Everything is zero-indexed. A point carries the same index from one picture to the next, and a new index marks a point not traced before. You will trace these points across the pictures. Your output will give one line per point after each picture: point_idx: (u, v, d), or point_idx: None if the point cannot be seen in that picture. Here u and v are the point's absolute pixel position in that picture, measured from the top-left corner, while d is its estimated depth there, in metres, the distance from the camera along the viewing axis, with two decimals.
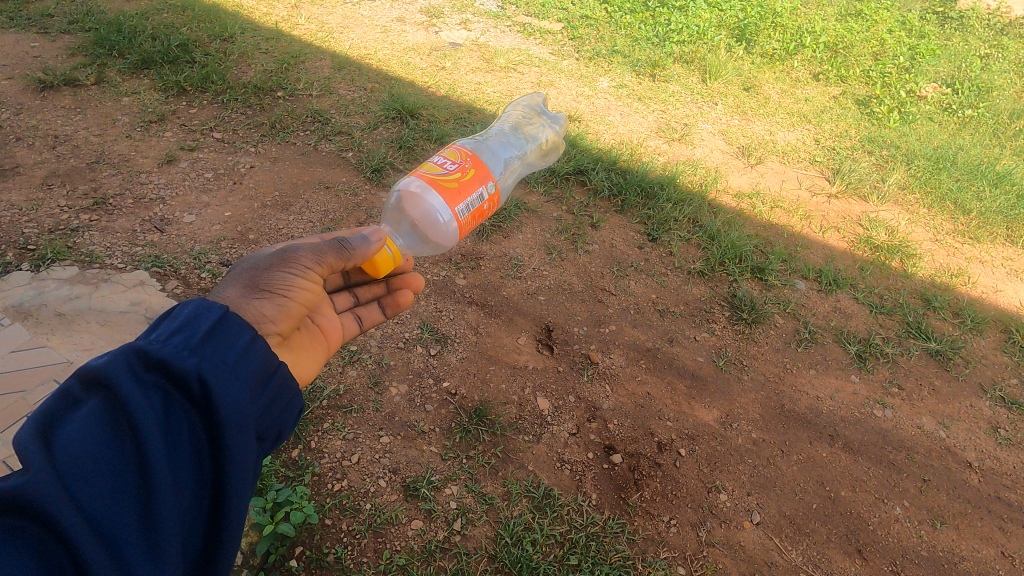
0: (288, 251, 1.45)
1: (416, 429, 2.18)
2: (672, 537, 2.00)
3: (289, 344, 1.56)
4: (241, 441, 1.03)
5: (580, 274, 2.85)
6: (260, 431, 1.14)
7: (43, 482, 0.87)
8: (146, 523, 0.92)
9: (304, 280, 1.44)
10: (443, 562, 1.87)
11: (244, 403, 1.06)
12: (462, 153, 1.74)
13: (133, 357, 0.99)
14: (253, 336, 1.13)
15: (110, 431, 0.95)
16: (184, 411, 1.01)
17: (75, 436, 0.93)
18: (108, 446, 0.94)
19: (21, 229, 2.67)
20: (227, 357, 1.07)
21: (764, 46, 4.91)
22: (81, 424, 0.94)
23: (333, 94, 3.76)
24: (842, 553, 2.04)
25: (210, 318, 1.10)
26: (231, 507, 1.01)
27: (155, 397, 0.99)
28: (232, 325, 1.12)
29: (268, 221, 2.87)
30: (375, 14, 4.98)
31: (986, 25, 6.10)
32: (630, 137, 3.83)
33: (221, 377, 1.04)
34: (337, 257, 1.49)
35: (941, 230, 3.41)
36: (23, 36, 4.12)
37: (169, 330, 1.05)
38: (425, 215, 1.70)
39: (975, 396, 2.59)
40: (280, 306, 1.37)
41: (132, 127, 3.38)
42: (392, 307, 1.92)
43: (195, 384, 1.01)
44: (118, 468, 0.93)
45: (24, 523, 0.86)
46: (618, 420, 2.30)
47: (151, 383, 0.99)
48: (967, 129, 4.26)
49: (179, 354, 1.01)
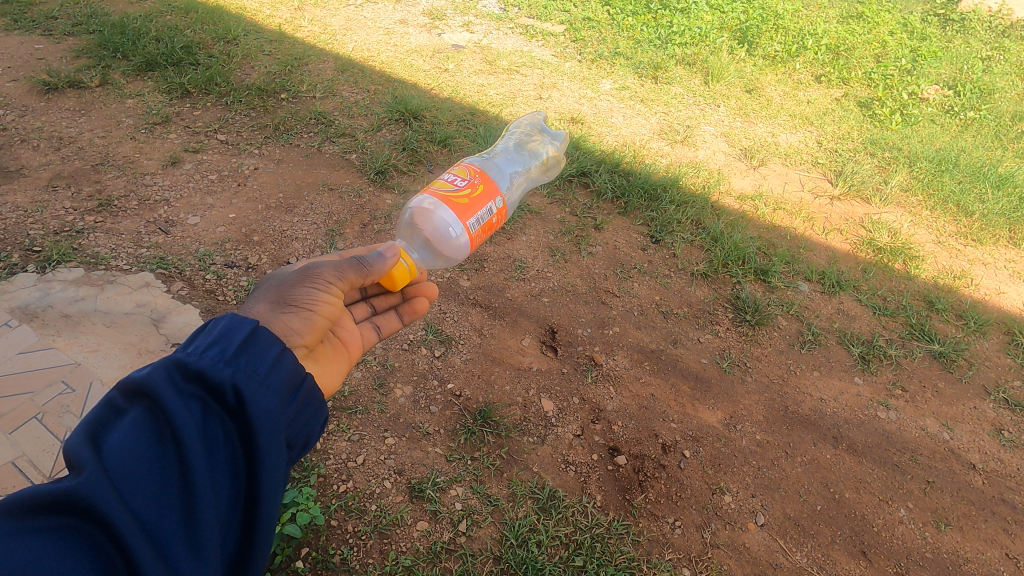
0: (311, 268, 1.49)
1: (421, 431, 2.19)
2: (677, 538, 2.00)
3: (313, 356, 1.59)
4: (274, 448, 1.06)
5: (583, 276, 2.86)
6: (289, 439, 1.17)
7: (92, 484, 0.90)
8: (186, 525, 0.96)
9: (327, 295, 1.47)
10: (448, 563, 1.88)
11: (276, 412, 1.09)
12: (471, 169, 1.75)
13: (172, 368, 1.03)
14: (283, 348, 1.16)
15: (151, 438, 0.98)
16: (220, 420, 1.04)
17: (119, 442, 0.96)
18: (149, 453, 0.97)
19: (26, 231, 2.68)
20: (260, 368, 1.10)
21: (766, 48, 4.92)
22: (123, 431, 0.97)
23: (337, 96, 3.78)
24: (847, 554, 2.04)
25: (242, 330, 1.13)
26: (264, 512, 1.04)
27: (193, 405, 1.02)
28: (264, 337, 1.15)
29: (272, 223, 2.88)
30: (378, 16, 4.99)
31: (988, 28, 6.11)
32: (632, 139, 3.83)
33: (255, 387, 1.07)
34: (358, 273, 1.53)
35: (944, 232, 3.42)
36: (28, 37, 4.13)
37: (204, 342, 1.09)
38: (436, 230, 1.70)
39: (978, 398, 2.60)
40: (305, 320, 1.42)
41: (136, 129, 3.39)
42: (409, 314, 1.92)
43: (230, 394, 1.04)
44: (159, 473, 0.96)
45: (73, 523, 0.89)
46: (622, 421, 2.30)
47: (189, 392, 1.03)
48: (970, 131, 4.27)
49: (215, 366, 1.05)
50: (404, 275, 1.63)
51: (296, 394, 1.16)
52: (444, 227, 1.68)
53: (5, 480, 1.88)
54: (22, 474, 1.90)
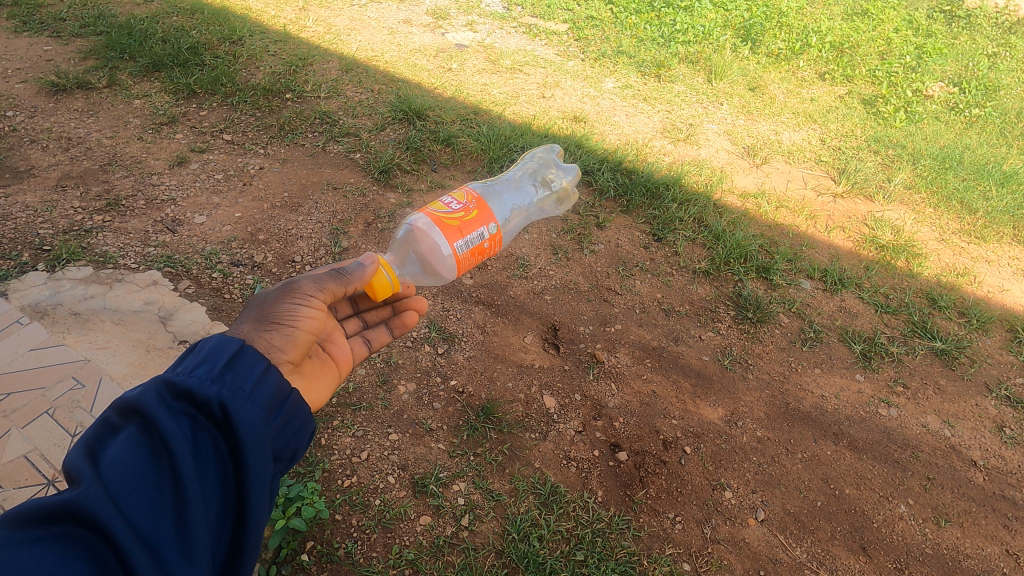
0: (292, 284, 1.52)
1: (423, 427, 2.21)
2: (678, 533, 2.02)
3: (300, 371, 1.62)
4: (258, 458, 1.09)
5: (585, 274, 2.88)
6: (276, 451, 1.19)
7: (91, 494, 0.93)
8: (179, 532, 0.99)
9: (309, 309, 1.49)
10: (451, 557, 1.90)
11: (262, 425, 1.12)
12: (469, 194, 1.78)
13: (161, 387, 1.05)
14: (268, 365, 1.19)
15: (145, 452, 1.01)
16: (209, 433, 1.07)
17: (113, 456, 0.99)
18: (142, 466, 1.00)
19: (35, 230, 2.72)
20: (246, 384, 1.13)
21: (770, 45, 4.92)
22: (119, 445, 1.00)
23: (342, 96, 3.81)
24: (846, 549, 2.05)
25: (229, 350, 1.16)
26: (253, 517, 1.07)
27: (183, 421, 1.05)
28: (249, 355, 1.17)
29: (278, 222, 2.92)
30: (382, 16, 5.02)
31: (994, 24, 6.09)
32: (636, 137, 3.85)
33: (241, 402, 1.10)
34: (338, 284, 1.55)
35: (948, 230, 3.42)
36: (36, 39, 4.18)
37: (193, 362, 1.11)
38: (432, 249, 1.72)
39: (981, 395, 2.60)
40: (287, 336, 1.44)
41: (143, 129, 3.43)
42: (400, 328, 1.95)
43: (217, 409, 1.07)
44: (152, 485, 0.99)
45: (73, 531, 0.92)
46: (623, 418, 2.32)
47: (178, 409, 1.06)
48: (974, 128, 4.25)
49: (202, 384, 1.08)
50: (389, 288, 1.65)
51: (281, 407, 1.19)
52: (439, 249, 1.70)
53: (18, 473, 1.93)
54: (34, 467, 1.94)
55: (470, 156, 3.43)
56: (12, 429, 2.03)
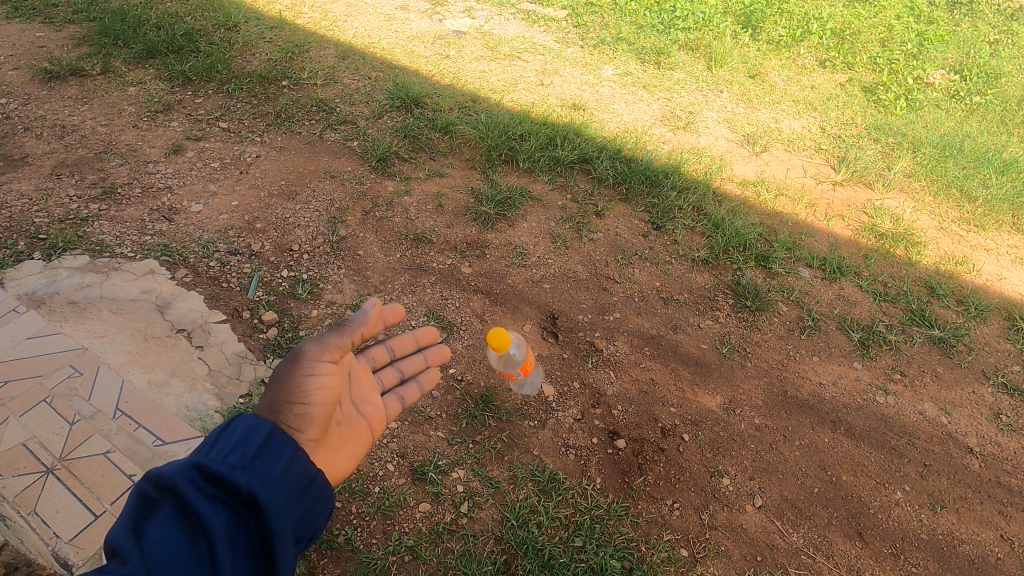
0: (300, 351, 1.50)
1: (423, 415, 2.22)
2: (675, 519, 2.03)
3: (324, 445, 1.53)
4: (283, 546, 1.13)
5: (584, 262, 2.87)
6: (301, 532, 1.22)
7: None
8: None
9: (320, 377, 1.47)
10: (450, 543, 1.91)
11: (285, 511, 1.15)
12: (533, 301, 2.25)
13: (196, 470, 1.11)
14: (295, 450, 1.23)
15: (181, 533, 1.07)
16: (238, 519, 1.12)
17: (151, 536, 1.05)
18: (177, 548, 1.05)
19: (31, 219, 2.70)
20: (272, 471, 1.17)
21: (770, 32, 4.89)
22: (158, 527, 1.07)
23: (338, 83, 3.78)
24: (843, 535, 2.06)
25: (259, 435, 1.20)
26: None
27: (215, 505, 1.10)
28: (277, 441, 1.22)
29: (275, 211, 2.90)
30: (379, 2, 4.97)
31: (996, 11, 6.04)
32: (635, 125, 3.82)
33: (267, 490, 1.14)
34: (341, 337, 1.57)
35: (947, 218, 3.41)
36: (28, 26, 4.13)
37: (226, 446, 1.16)
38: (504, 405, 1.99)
39: (977, 382, 2.61)
40: (303, 413, 1.41)
41: (138, 117, 3.40)
42: (436, 361, 2.01)
43: (246, 496, 1.11)
44: (185, 567, 1.05)
45: None
46: (622, 405, 2.33)
47: (212, 494, 1.11)
48: (975, 116, 4.22)
49: (233, 471, 1.13)
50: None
51: (307, 491, 1.22)
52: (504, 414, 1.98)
53: (17, 461, 1.89)
54: (33, 456, 1.90)
55: (469, 144, 3.42)
56: (11, 417, 2.00)
